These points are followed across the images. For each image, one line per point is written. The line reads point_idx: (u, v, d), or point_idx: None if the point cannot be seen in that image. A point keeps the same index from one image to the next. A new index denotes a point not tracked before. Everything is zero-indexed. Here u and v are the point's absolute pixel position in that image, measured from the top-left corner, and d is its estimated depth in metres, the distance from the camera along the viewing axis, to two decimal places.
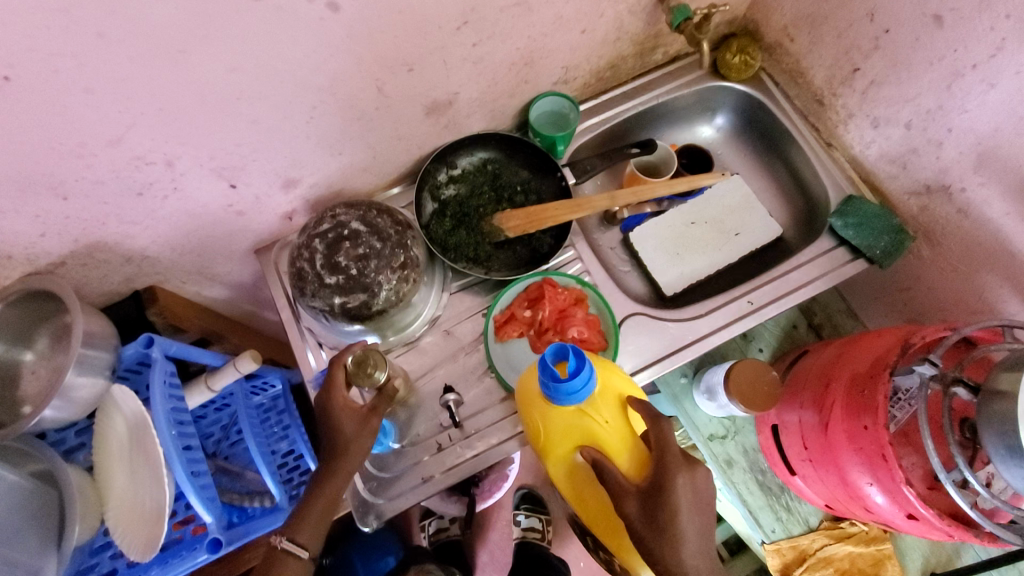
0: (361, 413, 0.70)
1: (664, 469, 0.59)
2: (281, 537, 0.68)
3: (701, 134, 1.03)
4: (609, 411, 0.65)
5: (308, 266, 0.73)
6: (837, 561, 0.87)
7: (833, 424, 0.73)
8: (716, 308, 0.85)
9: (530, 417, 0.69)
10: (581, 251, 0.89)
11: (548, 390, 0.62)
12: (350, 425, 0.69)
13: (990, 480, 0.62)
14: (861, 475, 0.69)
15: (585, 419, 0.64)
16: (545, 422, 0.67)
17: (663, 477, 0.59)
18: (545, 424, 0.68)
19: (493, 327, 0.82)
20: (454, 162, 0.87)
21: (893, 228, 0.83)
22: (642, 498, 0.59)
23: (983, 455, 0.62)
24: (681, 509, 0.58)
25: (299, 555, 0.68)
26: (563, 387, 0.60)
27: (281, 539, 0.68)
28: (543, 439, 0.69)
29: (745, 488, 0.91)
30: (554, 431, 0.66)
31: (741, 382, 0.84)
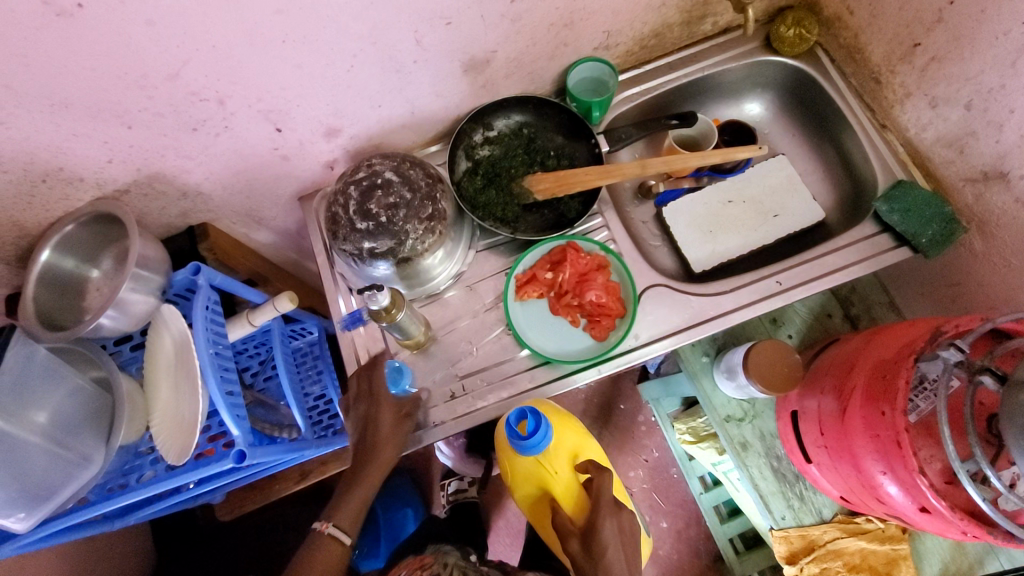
0: (399, 416, 0.77)
1: (598, 515, 0.79)
2: (328, 523, 0.75)
3: (748, 112, 1.00)
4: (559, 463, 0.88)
5: (342, 211, 0.77)
6: (847, 555, 0.85)
7: (850, 413, 0.71)
8: (742, 286, 0.83)
9: (503, 459, 0.92)
10: (609, 218, 0.89)
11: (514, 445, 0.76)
12: (387, 425, 0.76)
13: (1013, 482, 0.57)
14: (876, 464, 0.68)
15: (540, 470, 0.87)
16: (512, 466, 0.90)
17: (594, 525, 0.79)
18: (512, 468, 0.91)
19: (514, 285, 0.84)
20: (491, 123, 0.88)
21: (946, 216, 0.79)
22: (581, 538, 0.80)
23: (1008, 454, 0.58)
24: (608, 545, 0.77)
25: (342, 540, 0.75)
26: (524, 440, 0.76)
27: (328, 526, 0.75)
28: (510, 477, 0.93)
29: (758, 472, 0.89)
30: (518, 475, 0.90)
31: (761, 363, 0.82)
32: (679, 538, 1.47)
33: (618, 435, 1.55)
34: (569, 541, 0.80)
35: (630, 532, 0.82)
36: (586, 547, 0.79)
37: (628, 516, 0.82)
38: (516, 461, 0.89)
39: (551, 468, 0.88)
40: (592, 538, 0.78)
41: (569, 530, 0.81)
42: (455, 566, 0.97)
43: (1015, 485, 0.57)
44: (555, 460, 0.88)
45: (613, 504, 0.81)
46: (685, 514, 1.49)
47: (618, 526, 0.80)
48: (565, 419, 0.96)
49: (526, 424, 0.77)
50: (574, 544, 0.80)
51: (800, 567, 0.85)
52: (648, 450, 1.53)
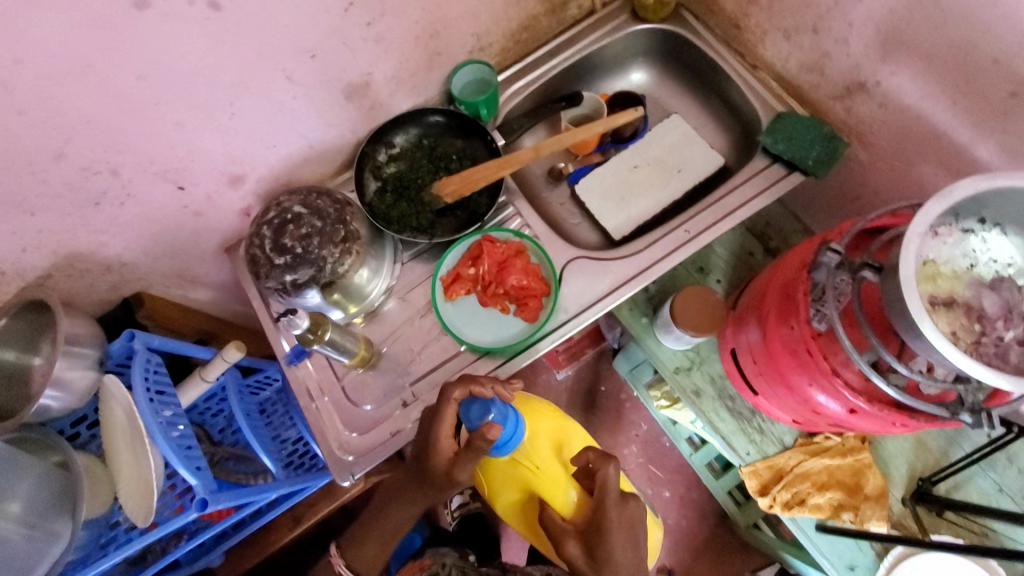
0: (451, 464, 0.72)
1: (602, 512, 0.75)
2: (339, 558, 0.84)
3: (636, 81, 1.05)
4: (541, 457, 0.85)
5: (260, 251, 0.80)
6: (814, 475, 0.87)
7: (771, 339, 0.74)
8: (654, 242, 0.87)
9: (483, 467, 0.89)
10: (521, 206, 0.93)
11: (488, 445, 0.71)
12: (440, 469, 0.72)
13: (931, 368, 0.60)
14: (800, 378, 0.71)
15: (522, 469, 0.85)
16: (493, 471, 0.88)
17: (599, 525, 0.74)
18: (493, 474, 0.89)
19: (442, 287, 0.87)
20: (391, 141, 0.92)
21: (824, 136, 0.83)
22: (582, 542, 0.74)
23: (908, 349, 0.61)
24: (615, 549, 0.72)
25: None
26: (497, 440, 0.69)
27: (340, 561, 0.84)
28: (493, 484, 0.91)
29: (716, 415, 0.92)
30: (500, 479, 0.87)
31: (686, 310, 0.86)
32: (683, 504, 1.49)
33: (603, 418, 1.56)
34: (565, 546, 0.75)
35: (638, 523, 0.77)
36: (588, 550, 0.74)
37: (635, 505, 0.77)
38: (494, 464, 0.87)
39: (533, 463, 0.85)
40: (596, 540, 0.73)
41: (566, 531, 0.77)
42: (454, 565, 0.99)
43: (933, 370, 0.59)
44: (536, 457, 0.85)
45: (618, 500, 0.76)
46: (685, 479, 1.51)
47: (623, 521, 0.75)
48: (542, 411, 0.93)
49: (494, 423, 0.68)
50: (574, 546, 0.75)
51: (773, 497, 0.87)
52: (636, 425, 1.55)
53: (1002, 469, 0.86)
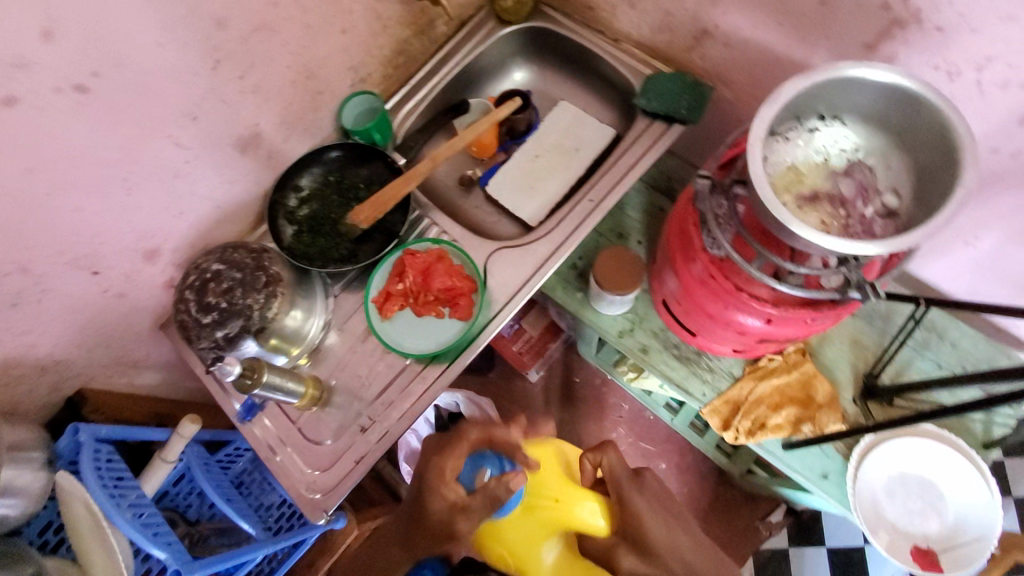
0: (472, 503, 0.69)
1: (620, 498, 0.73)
2: None
3: (519, 80, 1.11)
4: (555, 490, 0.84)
5: (187, 315, 0.82)
6: (767, 397, 0.91)
7: (685, 280, 0.78)
8: (564, 218, 0.91)
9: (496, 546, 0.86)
10: (435, 216, 0.96)
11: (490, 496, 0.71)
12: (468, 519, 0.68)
13: (825, 262, 0.65)
14: (717, 304, 0.75)
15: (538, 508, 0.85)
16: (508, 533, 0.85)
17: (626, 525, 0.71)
18: (507, 531, 0.85)
19: (376, 308, 0.89)
20: (298, 184, 0.95)
21: (690, 85, 0.90)
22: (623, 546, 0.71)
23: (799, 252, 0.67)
24: (647, 521, 0.70)
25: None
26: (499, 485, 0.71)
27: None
28: (515, 553, 0.86)
29: (666, 366, 0.95)
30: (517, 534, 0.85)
31: (608, 273, 0.90)
32: (682, 472, 1.50)
33: (585, 407, 1.58)
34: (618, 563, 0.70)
35: (666, 497, 0.75)
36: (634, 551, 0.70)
37: (649, 475, 0.76)
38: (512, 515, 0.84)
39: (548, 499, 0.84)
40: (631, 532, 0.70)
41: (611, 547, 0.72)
42: None
43: (828, 263, 0.65)
44: (545, 491, 0.85)
45: (632, 478, 0.74)
46: (677, 447, 1.52)
47: (649, 497, 0.73)
48: (533, 448, 0.89)
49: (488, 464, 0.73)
50: (626, 564, 0.69)
51: (735, 428, 0.91)
52: (618, 407, 1.57)
53: (936, 347, 0.91)
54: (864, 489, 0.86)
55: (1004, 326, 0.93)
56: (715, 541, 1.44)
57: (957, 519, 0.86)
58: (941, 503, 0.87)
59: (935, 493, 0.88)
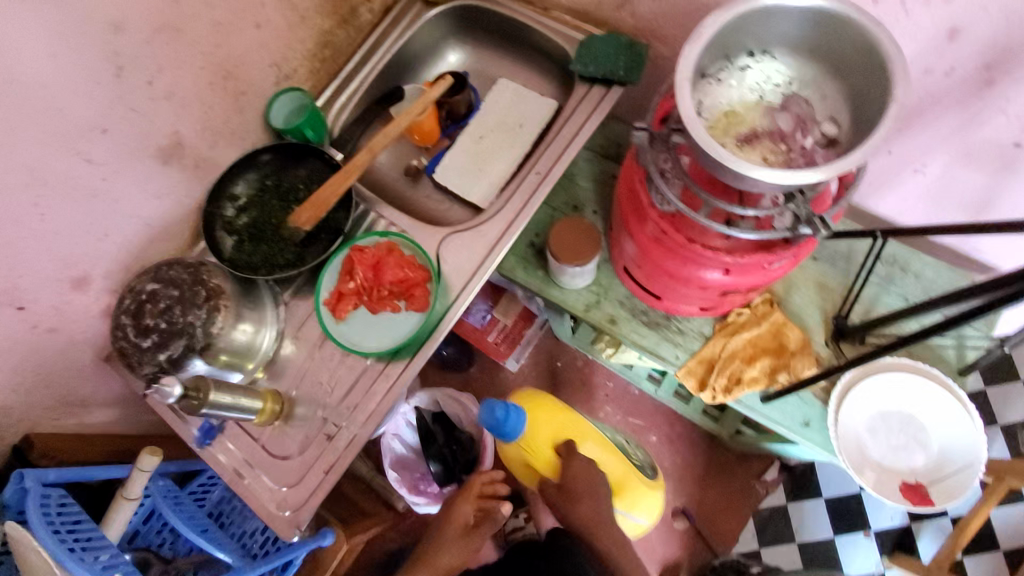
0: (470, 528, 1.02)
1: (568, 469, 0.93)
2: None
3: (454, 62, 1.08)
4: (539, 442, 0.95)
5: (125, 342, 0.77)
6: (740, 352, 0.90)
7: (640, 241, 0.75)
8: (512, 195, 0.89)
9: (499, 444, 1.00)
10: (382, 209, 0.93)
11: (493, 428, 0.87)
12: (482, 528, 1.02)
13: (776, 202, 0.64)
14: (675, 262, 0.73)
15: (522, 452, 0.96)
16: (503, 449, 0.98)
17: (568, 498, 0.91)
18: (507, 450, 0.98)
19: (329, 310, 0.85)
20: (234, 193, 0.89)
21: (624, 45, 0.88)
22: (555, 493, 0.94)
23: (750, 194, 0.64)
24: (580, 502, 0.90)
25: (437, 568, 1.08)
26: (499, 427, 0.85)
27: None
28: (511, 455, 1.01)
29: (637, 334, 0.93)
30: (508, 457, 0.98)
31: (564, 245, 0.87)
32: (673, 442, 1.49)
33: (570, 390, 1.55)
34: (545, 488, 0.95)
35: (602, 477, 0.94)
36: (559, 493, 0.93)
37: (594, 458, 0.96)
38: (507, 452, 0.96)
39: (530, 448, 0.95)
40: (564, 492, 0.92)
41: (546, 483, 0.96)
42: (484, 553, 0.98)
43: (778, 203, 0.64)
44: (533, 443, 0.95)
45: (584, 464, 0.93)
46: (665, 418, 1.51)
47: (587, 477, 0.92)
48: (543, 403, 0.98)
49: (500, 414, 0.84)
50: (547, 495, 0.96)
51: (711, 387, 0.89)
52: (603, 386, 1.55)
53: (901, 280, 0.91)
54: (847, 431, 0.85)
55: (964, 251, 0.93)
56: (714, 507, 1.43)
57: (941, 451, 0.86)
58: (923, 436, 0.87)
59: (916, 427, 0.87)
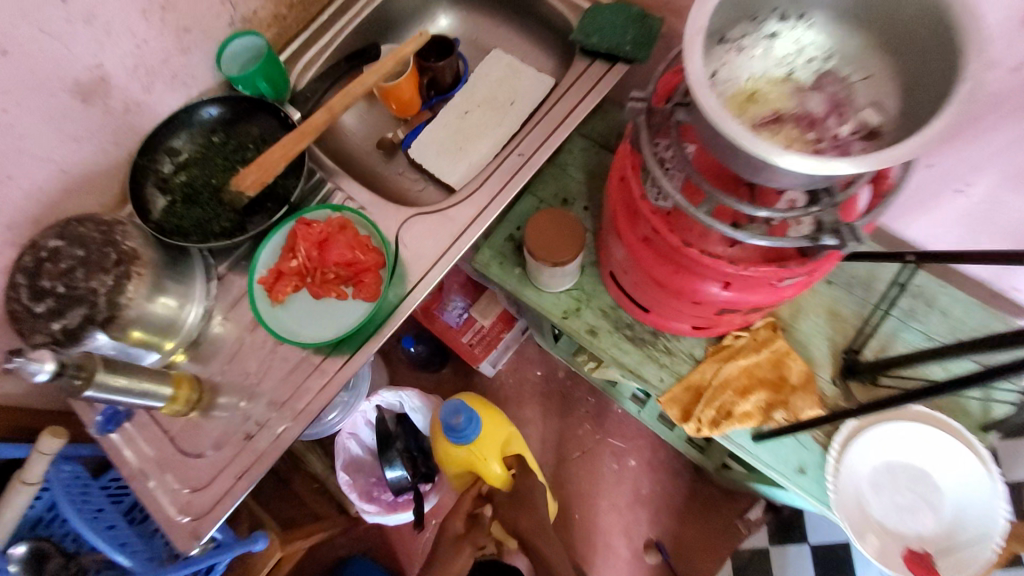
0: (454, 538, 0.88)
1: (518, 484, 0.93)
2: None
3: (445, 26, 0.97)
4: (486, 450, 0.91)
5: (17, 305, 0.65)
6: (733, 381, 0.78)
7: (628, 243, 0.64)
8: (489, 178, 0.78)
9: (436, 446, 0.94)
10: (342, 180, 0.81)
11: (450, 434, 0.86)
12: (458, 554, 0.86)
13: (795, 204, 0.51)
14: (667, 269, 0.61)
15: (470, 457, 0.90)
16: (443, 450, 0.93)
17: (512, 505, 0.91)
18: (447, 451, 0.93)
19: (264, 290, 0.74)
20: (173, 147, 0.79)
21: (633, 16, 0.77)
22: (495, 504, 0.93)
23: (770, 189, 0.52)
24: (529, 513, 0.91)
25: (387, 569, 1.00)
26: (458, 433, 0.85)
27: None
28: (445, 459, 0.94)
29: (618, 349, 0.82)
30: (450, 458, 0.92)
31: (543, 242, 0.75)
32: (654, 469, 1.37)
33: (548, 403, 1.44)
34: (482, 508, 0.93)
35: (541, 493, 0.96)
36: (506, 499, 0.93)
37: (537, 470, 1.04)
38: (451, 452, 0.92)
39: (479, 453, 0.90)
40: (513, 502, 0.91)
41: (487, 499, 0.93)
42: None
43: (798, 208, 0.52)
44: (481, 451, 0.90)
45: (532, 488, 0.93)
46: (648, 442, 1.39)
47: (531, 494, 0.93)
48: (492, 413, 0.96)
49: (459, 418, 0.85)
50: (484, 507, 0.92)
51: (696, 419, 0.77)
52: (583, 401, 1.43)
53: (925, 316, 0.80)
54: (847, 483, 0.74)
55: (1000, 289, 0.81)
56: (691, 544, 1.31)
57: (955, 516, 0.74)
58: (935, 497, 0.75)
59: (928, 485, 0.76)
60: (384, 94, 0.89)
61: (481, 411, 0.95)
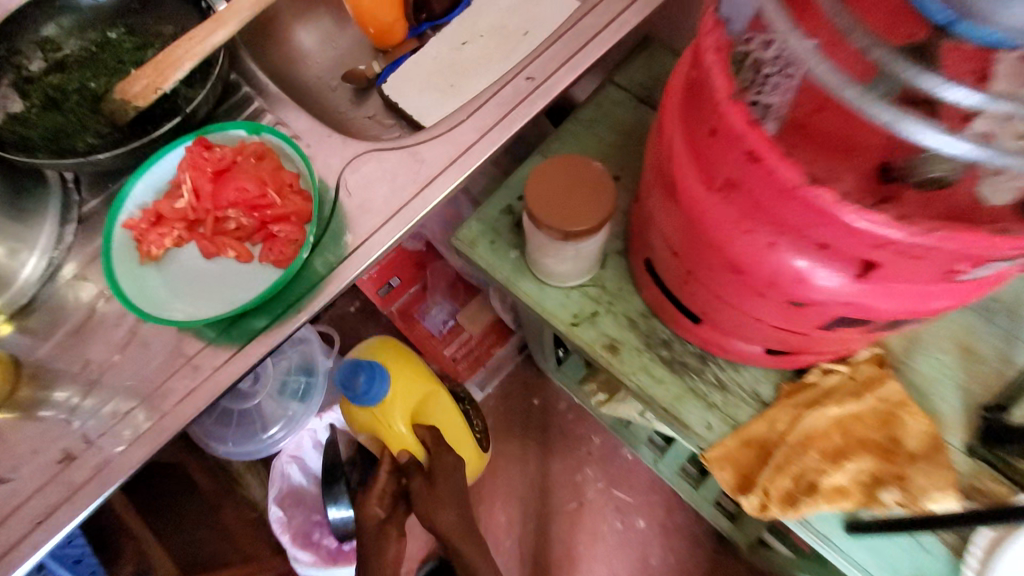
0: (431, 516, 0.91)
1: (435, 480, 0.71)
2: None
3: None
4: (395, 414, 0.71)
5: None
6: (821, 439, 0.51)
7: (689, 201, 0.39)
8: (479, 108, 0.53)
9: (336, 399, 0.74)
10: (278, 104, 0.58)
11: (349, 395, 0.67)
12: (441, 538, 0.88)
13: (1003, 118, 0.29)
14: (753, 237, 0.36)
15: (372, 422, 0.70)
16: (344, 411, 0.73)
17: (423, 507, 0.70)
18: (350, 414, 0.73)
19: (126, 239, 0.49)
20: (49, 38, 0.57)
21: None
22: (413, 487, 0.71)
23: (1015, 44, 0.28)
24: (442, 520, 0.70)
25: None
26: (360, 395, 0.67)
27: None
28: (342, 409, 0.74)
29: (645, 377, 0.57)
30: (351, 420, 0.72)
31: (548, 198, 0.49)
32: (667, 535, 1.09)
33: (542, 440, 1.16)
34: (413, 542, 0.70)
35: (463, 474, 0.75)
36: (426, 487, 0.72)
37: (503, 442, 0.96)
38: (350, 415, 0.72)
39: (385, 420, 0.70)
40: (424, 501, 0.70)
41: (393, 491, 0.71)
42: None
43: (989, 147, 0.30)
44: (384, 417, 0.70)
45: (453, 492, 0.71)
46: (662, 500, 1.11)
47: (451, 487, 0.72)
48: (404, 368, 0.73)
49: (360, 378, 0.66)
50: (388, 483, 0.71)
51: (762, 492, 0.52)
52: (587, 441, 1.16)
53: None
54: None
55: None
56: None
57: None
58: None
59: None
60: (359, 15, 0.67)
61: (394, 363, 0.73)
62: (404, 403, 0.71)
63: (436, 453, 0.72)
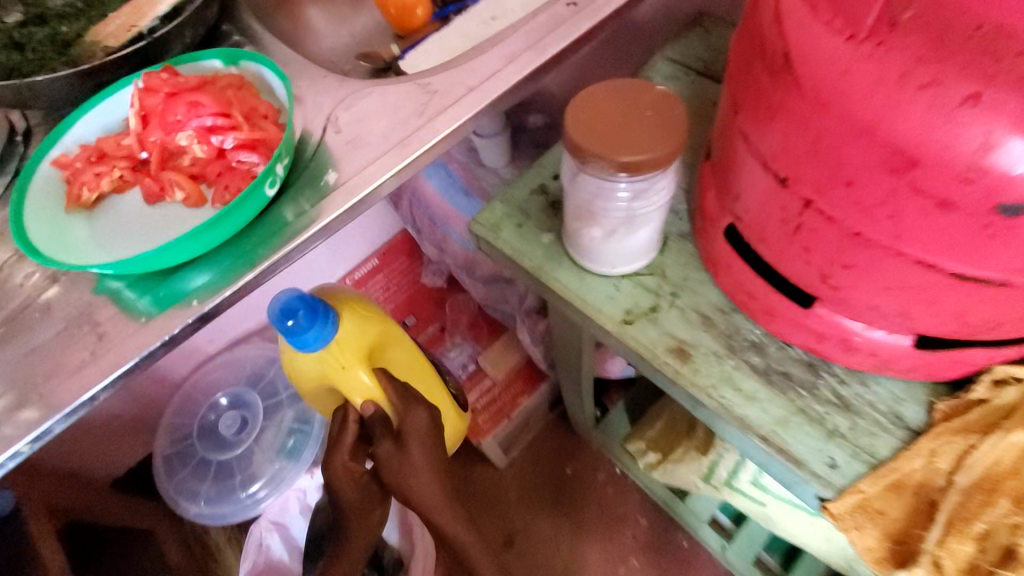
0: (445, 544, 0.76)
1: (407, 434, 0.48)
2: None
3: None
4: (348, 354, 0.47)
5: None
6: (1004, 481, 0.36)
7: (814, 86, 0.27)
8: (506, 40, 0.43)
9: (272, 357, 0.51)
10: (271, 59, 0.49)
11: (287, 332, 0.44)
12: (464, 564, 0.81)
13: None
14: (943, 107, 0.24)
15: (325, 369, 0.47)
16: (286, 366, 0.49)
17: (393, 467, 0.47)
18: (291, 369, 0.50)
19: (56, 184, 0.39)
20: None
21: None
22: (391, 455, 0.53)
23: None
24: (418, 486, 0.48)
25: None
26: (306, 329, 0.45)
27: None
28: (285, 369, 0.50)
29: (731, 392, 0.41)
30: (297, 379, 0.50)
31: (598, 122, 0.36)
32: None
33: (577, 516, 0.94)
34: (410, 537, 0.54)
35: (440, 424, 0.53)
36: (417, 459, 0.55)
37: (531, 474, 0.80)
38: (290, 365, 0.49)
39: (340, 363, 0.47)
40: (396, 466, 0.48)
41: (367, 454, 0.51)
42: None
43: None
44: (338, 357, 0.47)
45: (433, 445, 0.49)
46: None
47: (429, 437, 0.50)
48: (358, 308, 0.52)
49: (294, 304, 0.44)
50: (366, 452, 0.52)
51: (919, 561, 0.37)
52: (632, 520, 0.94)
53: None
54: None
55: None
56: None
57: None
58: None
59: None
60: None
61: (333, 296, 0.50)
62: (361, 340, 0.49)
63: (405, 411, 0.49)
